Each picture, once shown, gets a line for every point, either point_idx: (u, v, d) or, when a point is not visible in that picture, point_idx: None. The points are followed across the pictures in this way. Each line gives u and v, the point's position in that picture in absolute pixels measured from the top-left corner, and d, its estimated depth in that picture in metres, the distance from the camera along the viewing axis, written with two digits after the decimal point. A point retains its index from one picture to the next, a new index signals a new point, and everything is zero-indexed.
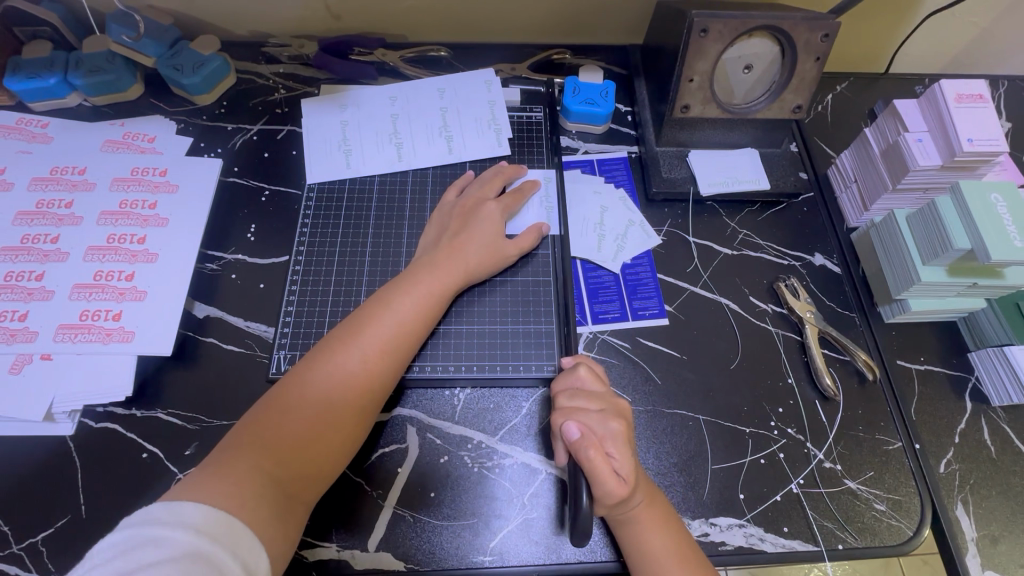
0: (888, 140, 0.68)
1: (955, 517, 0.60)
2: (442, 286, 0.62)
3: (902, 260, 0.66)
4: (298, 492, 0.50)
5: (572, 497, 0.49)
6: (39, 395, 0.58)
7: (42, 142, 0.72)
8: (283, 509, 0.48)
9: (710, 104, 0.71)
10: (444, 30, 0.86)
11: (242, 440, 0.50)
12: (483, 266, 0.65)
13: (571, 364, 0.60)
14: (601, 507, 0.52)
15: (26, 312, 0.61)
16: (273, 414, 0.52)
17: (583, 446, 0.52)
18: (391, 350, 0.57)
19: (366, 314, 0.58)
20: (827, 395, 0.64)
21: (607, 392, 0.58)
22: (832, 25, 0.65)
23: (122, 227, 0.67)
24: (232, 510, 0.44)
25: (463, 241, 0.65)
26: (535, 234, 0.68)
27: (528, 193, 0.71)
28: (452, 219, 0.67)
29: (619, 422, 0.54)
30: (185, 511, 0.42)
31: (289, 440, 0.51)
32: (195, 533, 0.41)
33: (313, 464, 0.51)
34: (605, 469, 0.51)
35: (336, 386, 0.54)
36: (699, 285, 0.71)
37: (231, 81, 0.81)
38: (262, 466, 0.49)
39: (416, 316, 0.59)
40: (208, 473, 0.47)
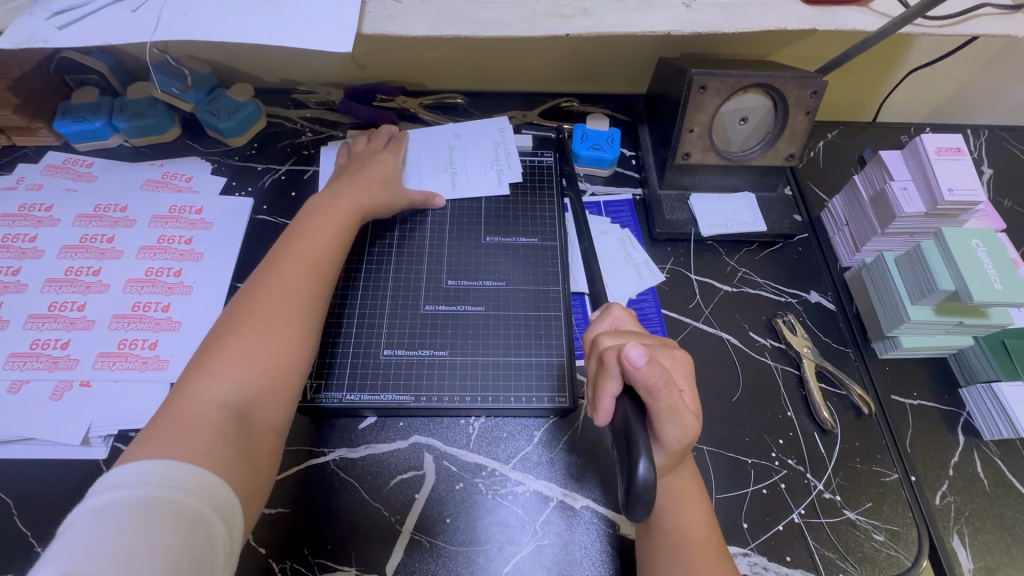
0: (876, 187, 0.73)
1: (952, 548, 0.62)
2: (348, 214, 0.68)
3: (892, 299, 0.70)
4: (258, 417, 0.51)
5: (639, 442, 0.47)
6: (76, 420, 0.61)
7: (87, 181, 0.77)
8: (246, 433, 0.49)
9: (709, 152, 0.77)
10: (461, 80, 0.93)
11: (189, 378, 0.51)
12: (381, 198, 0.73)
13: (602, 310, 0.63)
14: (668, 442, 0.51)
15: (68, 340, 0.65)
16: (214, 350, 0.53)
17: (655, 374, 0.48)
18: (313, 263, 0.62)
19: (285, 245, 0.63)
20: (825, 427, 0.67)
21: (645, 331, 0.60)
22: (820, 83, 0.71)
23: (159, 261, 0.71)
24: (197, 460, 0.44)
25: (362, 183, 0.72)
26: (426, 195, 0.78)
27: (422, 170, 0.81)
28: (344, 173, 0.75)
29: (681, 350, 0.57)
30: (146, 472, 0.42)
31: (237, 366, 0.52)
32: (167, 489, 0.41)
33: (267, 386, 0.53)
34: (681, 401, 0.50)
35: (271, 309, 0.56)
36: (701, 320, 0.75)
37: (262, 124, 0.87)
38: (215, 396, 0.50)
39: (334, 235, 0.66)
40: (162, 422, 0.47)
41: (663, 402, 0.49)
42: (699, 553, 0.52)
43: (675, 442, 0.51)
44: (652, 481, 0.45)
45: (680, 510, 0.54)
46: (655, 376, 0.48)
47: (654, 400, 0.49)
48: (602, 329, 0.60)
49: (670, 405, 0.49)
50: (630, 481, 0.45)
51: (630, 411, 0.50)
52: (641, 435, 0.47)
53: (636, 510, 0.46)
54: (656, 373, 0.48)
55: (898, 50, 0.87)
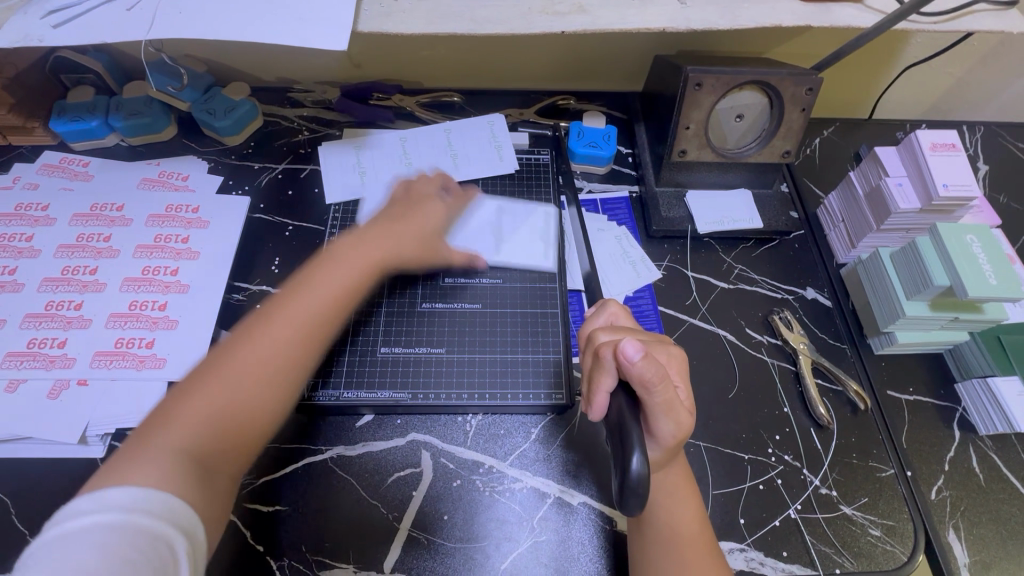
0: (871, 184, 0.73)
1: (947, 543, 0.63)
2: (376, 259, 0.61)
3: (888, 295, 0.70)
4: (218, 471, 0.46)
5: (633, 436, 0.48)
6: (73, 419, 0.61)
7: (83, 180, 0.77)
8: (208, 481, 0.45)
9: (705, 149, 0.77)
10: (458, 77, 0.93)
11: (154, 420, 0.46)
12: (420, 257, 0.66)
13: (599, 305, 0.63)
14: (662, 437, 0.51)
15: (65, 339, 0.65)
16: (187, 391, 0.48)
17: (650, 369, 0.49)
18: (316, 324, 0.54)
19: (291, 288, 0.55)
20: (822, 423, 0.67)
21: (641, 326, 0.60)
22: (815, 80, 0.71)
23: (156, 260, 0.71)
24: (157, 487, 0.41)
25: (401, 223, 0.65)
26: (467, 255, 0.72)
27: (470, 199, 0.75)
28: (396, 208, 0.68)
29: (676, 347, 0.58)
30: (114, 495, 0.39)
31: (206, 417, 0.47)
32: (134, 512, 0.39)
33: (233, 442, 0.48)
34: (675, 396, 0.51)
35: (257, 364, 0.50)
36: (698, 317, 0.75)
37: (258, 123, 0.87)
38: (176, 444, 0.45)
39: (347, 284, 0.57)
40: (118, 458, 0.43)
41: (658, 397, 0.50)
42: (691, 548, 0.52)
43: (670, 438, 0.51)
44: (644, 475, 0.46)
45: (673, 504, 0.54)
46: (651, 372, 0.49)
47: (649, 396, 0.50)
48: (598, 324, 0.61)
49: (665, 401, 0.50)
50: (623, 473, 0.46)
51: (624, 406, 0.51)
52: (634, 429, 0.48)
53: (629, 502, 0.47)
54: (651, 369, 0.49)
55: (893, 47, 0.87)
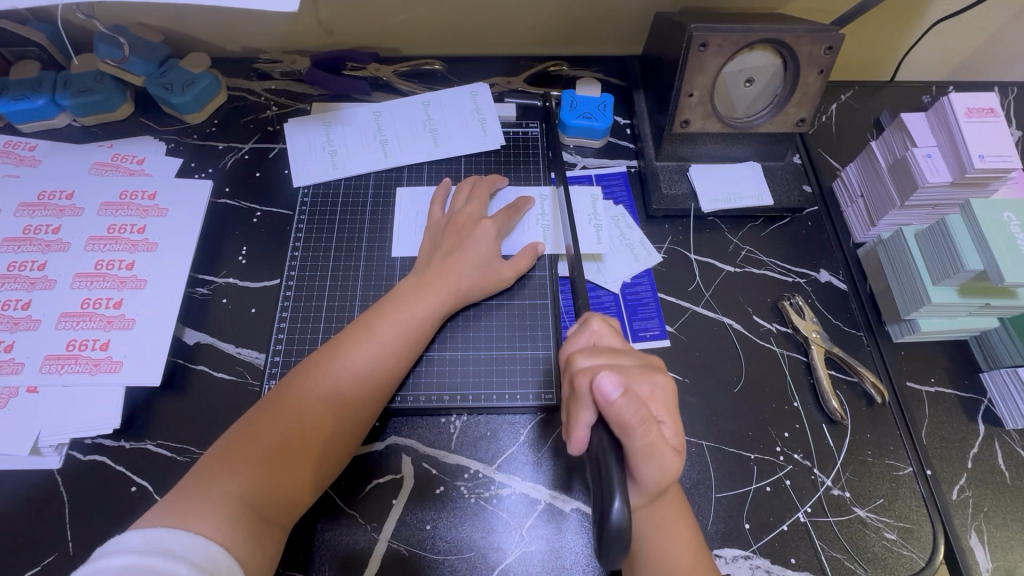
0: (895, 154, 0.66)
1: (969, 546, 0.58)
2: (429, 308, 0.61)
3: (911, 280, 0.64)
4: (274, 517, 0.49)
5: (613, 475, 0.42)
6: (24, 429, 0.57)
7: (30, 166, 0.71)
8: (260, 531, 0.48)
9: (711, 118, 0.69)
10: (439, 43, 0.84)
11: (216, 465, 0.49)
12: (475, 288, 0.64)
13: (581, 320, 0.56)
14: (645, 479, 0.47)
15: (12, 342, 0.60)
16: (249, 436, 0.51)
17: (630, 406, 0.44)
18: (371, 379, 0.56)
19: (347, 343, 0.57)
20: (835, 419, 0.62)
21: (629, 347, 0.54)
22: (836, 38, 0.63)
23: (110, 253, 0.66)
24: (211, 533, 0.44)
25: (455, 261, 0.63)
26: (532, 254, 0.66)
27: (522, 209, 0.69)
28: (444, 237, 0.65)
29: (663, 375, 0.51)
30: (162, 538, 0.42)
31: (265, 468, 0.50)
32: (176, 560, 0.41)
33: (284, 494, 0.50)
34: (659, 436, 0.46)
35: (315, 419, 0.53)
36: (701, 305, 0.69)
37: (222, 98, 0.80)
38: (234, 491, 0.48)
39: (401, 340, 0.58)
40: (184, 496, 0.47)
41: (640, 435, 0.45)
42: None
43: (653, 483, 0.47)
44: (625, 522, 0.40)
45: (664, 541, 0.50)
46: (630, 412, 0.44)
47: (628, 436, 0.45)
48: (579, 346, 0.53)
49: (648, 440, 0.45)
50: (602, 518, 0.41)
51: (603, 441, 0.45)
52: (614, 464, 0.44)
53: (607, 553, 0.41)
54: (631, 408, 0.44)
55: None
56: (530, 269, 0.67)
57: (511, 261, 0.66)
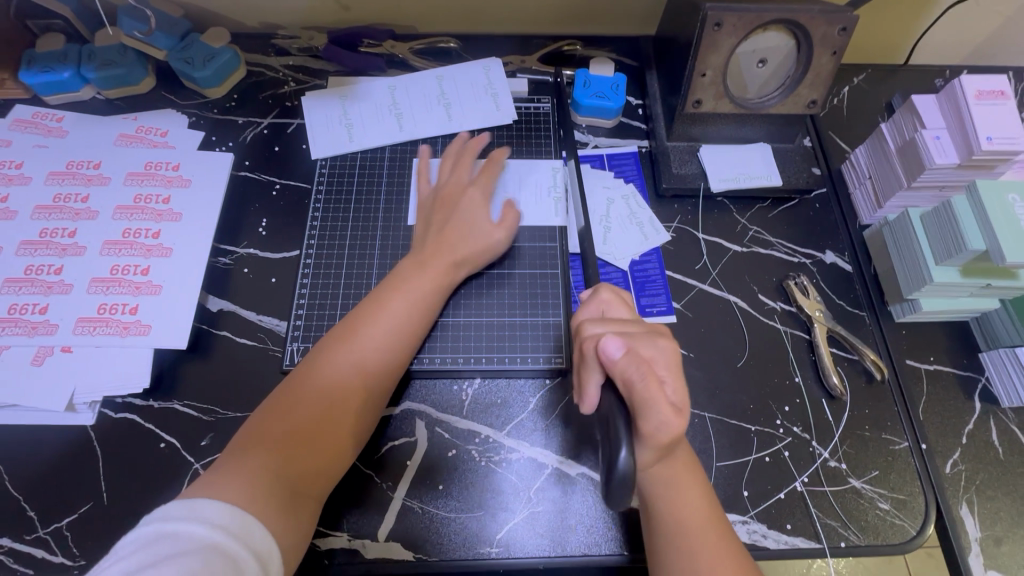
0: (905, 136, 0.67)
1: (959, 516, 0.61)
2: (437, 284, 0.63)
3: (915, 259, 0.65)
4: (307, 488, 0.52)
5: (620, 431, 0.46)
6: (59, 387, 0.60)
7: (58, 136, 0.73)
8: (294, 502, 0.51)
9: (723, 98, 0.70)
10: (454, 20, 0.85)
11: (246, 444, 0.52)
12: (479, 261, 0.66)
13: (590, 291, 0.59)
14: (650, 439, 0.48)
15: (46, 305, 0.63)
16: (275, 416, 0.54)
17: (631, 363, 0.49)
18: (384, 352, 0.59)
19: (357, 319, 0.60)
20: (834, 394, 0.64)
21: (636, 317, 0.56)
22: (850, 19, 0.63)
23: (136, 222, 0.68)
24: (246, 505, 0.47)
25: (452, 233, 0.65)
26: (515, 217, 0.68)
27: (501, 170, 0.71)
28: (434, 210, 0.67)
29: (667, 341, 0.53)
30: (200, 507, 0.45)
31: (292, 444, 0.52)
32: (211, 528, 0.44)
33: (315, 467, 0.53)
34: (659, 391, 0.48)
35: (336, 393, 0.56)
36: (708, 282, 0.71)
37: (242, 73, 0.81)
38: (267, 467, 0.51)
39: (410, 314, 0.61)
40: (220, 473, 0.49)
41: (638, 387, 0.48)
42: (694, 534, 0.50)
43: (658, 439, 0.48)
44: (631, 472, 0.44)
45: (675, 498, 0.52)
46: (631, 369, 0.48)
47: (629, 389, 0.48)
48: (588, 316, 0.57)
49: (647, 394, 0.47)
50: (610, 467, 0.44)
51: (611, 402, 0.49)
52: (620, 423, 0.47)
53: (616, 500, 0.45)
54: (632, 364, 0.49)
55: None
56: (518, 236, 0.69)
57: (498, 225, 0.67)
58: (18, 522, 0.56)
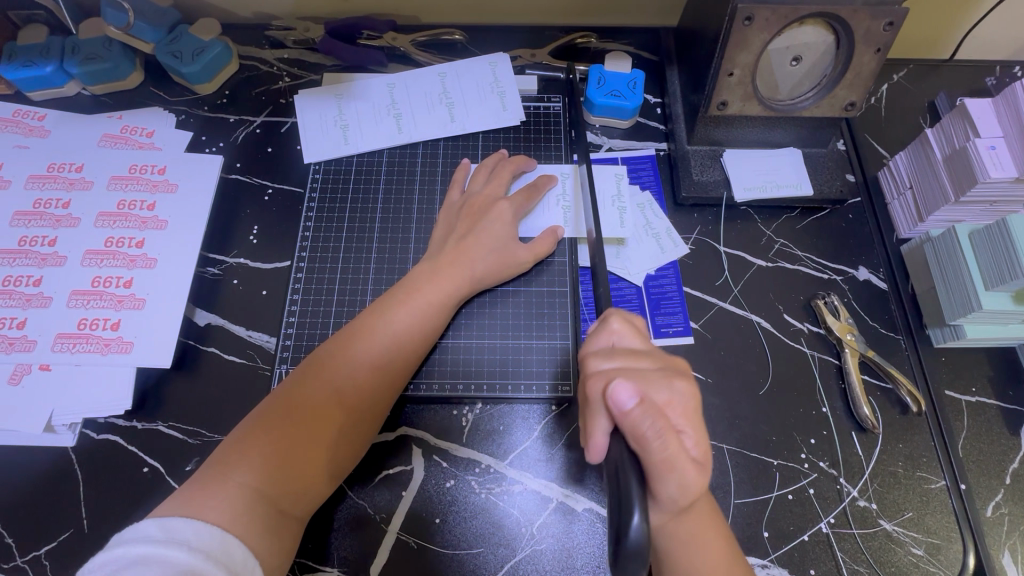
0: (954, 144, 0.61)
1: (1001, 566, 0.55)
2: (447, 295, 0.59)
3: (961, 281, 0.60)
4: (292, 508, 0.49)
5: (631, 488, 0.39)
6: (37, 407, 0.57)
7: (39, 137, 0.69)
8: (276, 524, 0.47)
9: (751, 100, 0.64)
10: (459, 10, 0.79)
11: (232, 455, 0.48)
12: (492, 272, 0.61)
13: (601, 319, 0.53)
14: (667, 499, 0.43)
15: (24, 319, 0.60)
16: (264, 426, 0.50)
17: (645, 415, 0.43)
18: (387, 365, 0.55)
19: (361, 329, 0.56)
20: (866, 427, 0.59)
21: (651, 348, 0.51)
22: (899, 13, 0.57)
23: (119, 230, 0.64)
24: (227, 524, 0.44)
25: (470, 244, 0.61)
26: (551, 238, 0.63)
27: (543, 189, 0.66)
28: (459, 219, 0.63)
29: (685, 382, 0.48)
30: (176, 528, 0.42)
31: (280, 459, 0.49)
32: (190, 551, 0.41)
33: (301, 487, 0.49)
34: (677, 448, 0.43)
35: (334, 406, 0.52)
36: (729, 300, 0.65)
37: (234, 67, 0.76)
38: (250, 483, 0.47)
39: (417, 326, 0.57)
40: (199, 487, 0.46)
41: (657, 448, 0.42)
42: None
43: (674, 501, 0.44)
44: (645, 540, 0.36)
45: (690, 553, 0.47)
46: (645, 422, 0.43)
47: (647, 448, 0.42)
48: (597, 348, 0.51)
49: (666, 453, 0.42)
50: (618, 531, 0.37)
51: (620, 457, 0.42)
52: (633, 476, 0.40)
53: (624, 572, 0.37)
54: (646, 419, 0.43)
55: None
56: (549, 254, 0.64)
57: (528, 244, 0.63)
58: None
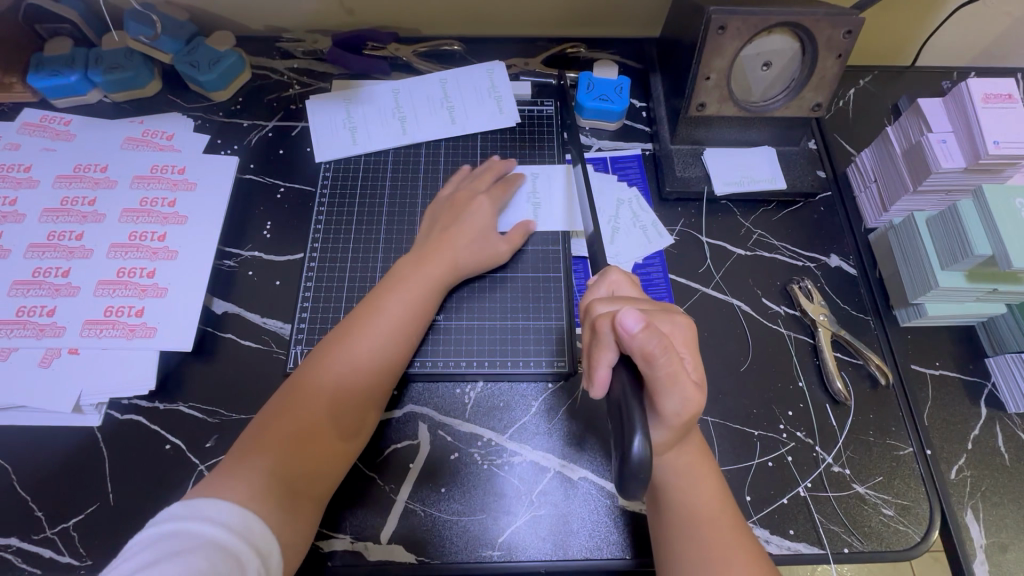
0: (911, 140, 0.67)
1: (964, 523, 0.60)
2: (431, 284, 0.63)
3: (920, 263, 0.65)
4: (307, 488, 0.53)
5: (635, 417, 0.44)
6: (66, 388, 0.61)
7: (66, 140, 0.73)
8: (292, 502, 0.51)
9: (727, 101, 0.70)
10: (458, 23, 0.85)
11: (246, 447, 0.52)
12: (474, 261, 0.66)
13: (598, 276, 0.58)
14: (669, 417, 0.47)
15: (54, 307, 0.64)
16: (274, 420, 0.54)
17: (651, 338, 0.45)
18: (380, 352, 0.59)
19: (356, 319, 0.60)
20: (839, 399, 0.64)
21: (646, 297, 0.56)
22: (856, 22, 0.63)
23: (142, 225, 0.69)
24: (246, 502, 0.48)
25: (452, 235, 0.65)
26: (525, 231, 0.69)
27: (523, 184, 0.71)
28: (443, 211, 0.68)
29: (683, 316, 0.53)
30: (201, 506, 0.46)
31: (292, 445, 0.53)
32: (215, 526, 0.45)
33: (314, 468, 0.53)
34: (681, 368, 0.47)
35: (337, 394, 0.56)
36: (711, 286, 0.71)
37: (247, 76, 0.82)
38: (266, 467, 0.51)
39: (409, 314, 0.61)
40: (219, 473, 0.50)
41: (664, 372, 0.46)
42: (707, 530, 0.49)
43: (675, 418, 0.47)
44: (646, 458, 0.42)
45: (688, 487, 0.51)
46: (653, 342, 0.45)
47: (653, 371, 0.46)
48: (601, 295, 0.56)
49: (671, 372, 0.46)
50: (623, 458, 0.43)
51: (624, 389, 0.47)
52: (636, 408, 0.45)
53: (629, 486, 0.43)
54: (653, 340, 0.45)
55: None
56: (524, 244, 0.70)
57: (506, 236, 0.68)
58: (27, 523, 0.57)
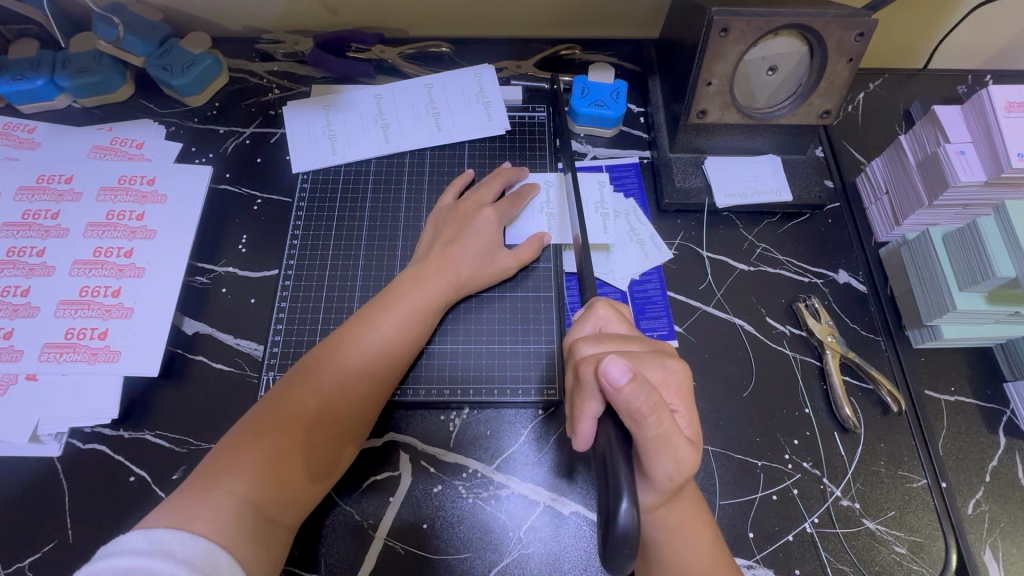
0: (926, 150, 0.63)
1: (982, 563, 0.56)
2: (430, 300, 0.59)
3: (936, 283, 0.61)
4: (280, 517, 0.49)
5: (621, 477, 0.39)
6: (22, 417, 0.57)
7: (29, 148, 0.69)
8: (263, 533, 0.47)
9: (730, 108, 0.66)
10: (446, 23, 0.81)
11: (218, 467, 0.48)
12: (475, 278, 0.62)
13: (586, 307, 0.54)
14: (659, 481, 0.44)
15: (12, 329, 0.60)
16: (251, 438, 0.50)
17: (639, 392, 0.41)
18: (372, 372, 0.55)
19: (348, 334, 0.56)
20: (847, 427, 0.60)
21: (637, 334, 0.52)
22: (868, 24, 0.59)
23: (108, 240, 0.65)
24: (214, 535, 0.44)
25: (455, 250, 0.61)
26: (537, 244, 0.65)
27: (527, 197, 0.67)
28: (447, 223, 0.64)
29: (677, 361, 0.49)
30: (164, 539, 0.42)
31: (268, 468, 0.49)
32: (178, 563, 0.40)
33: (290, 494, 0.49)
34: (672, 424, 0.43)
35: (321, 415, 0.52)
36: (712, 304, 0.66)
37: (224, 80, 0.77)
38: (238, 492, 0.47)
39: (404, 333, 0.57)
40: (186, 497, 0.46)
41: (653, 427, 0.42)
42: None
43: (666, 481, 0.44)
44: (633, 527, 0.38)
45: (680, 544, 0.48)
46: (640, 398, 0.41)
47: (641, 430, 0.42)
48: (585, 333, 0.52)
49: (661, 431, 0.42)
50: (608, 521, 0.38)
51: (608, 444, 0.43)
52: (623, 464, 0.41)
53: (614, 557, 0.38)
54: (641, 395, 0.41)
55: None
56: (533, 261, 0.65)
57: (513, 251, 0.64)
58: None
